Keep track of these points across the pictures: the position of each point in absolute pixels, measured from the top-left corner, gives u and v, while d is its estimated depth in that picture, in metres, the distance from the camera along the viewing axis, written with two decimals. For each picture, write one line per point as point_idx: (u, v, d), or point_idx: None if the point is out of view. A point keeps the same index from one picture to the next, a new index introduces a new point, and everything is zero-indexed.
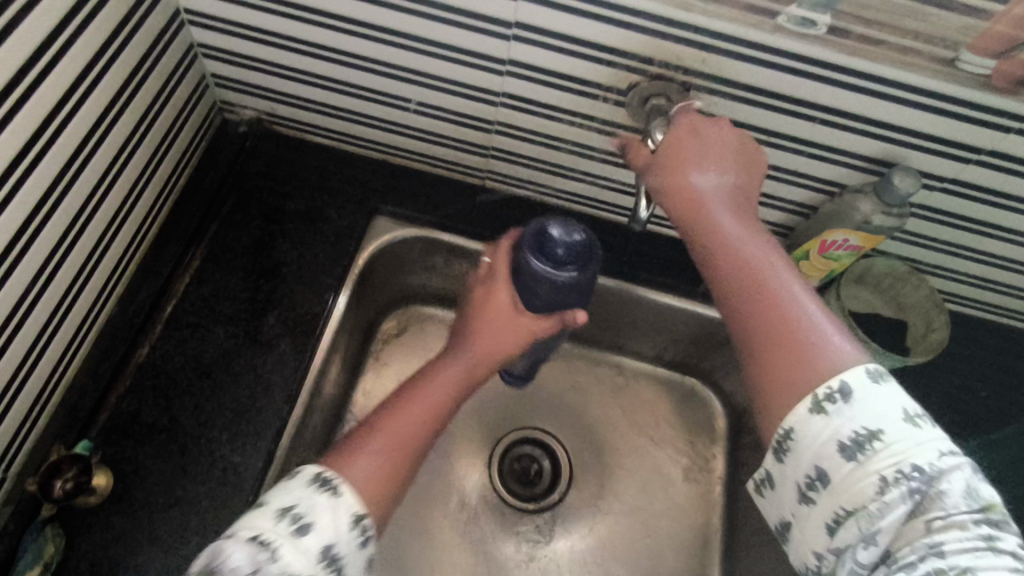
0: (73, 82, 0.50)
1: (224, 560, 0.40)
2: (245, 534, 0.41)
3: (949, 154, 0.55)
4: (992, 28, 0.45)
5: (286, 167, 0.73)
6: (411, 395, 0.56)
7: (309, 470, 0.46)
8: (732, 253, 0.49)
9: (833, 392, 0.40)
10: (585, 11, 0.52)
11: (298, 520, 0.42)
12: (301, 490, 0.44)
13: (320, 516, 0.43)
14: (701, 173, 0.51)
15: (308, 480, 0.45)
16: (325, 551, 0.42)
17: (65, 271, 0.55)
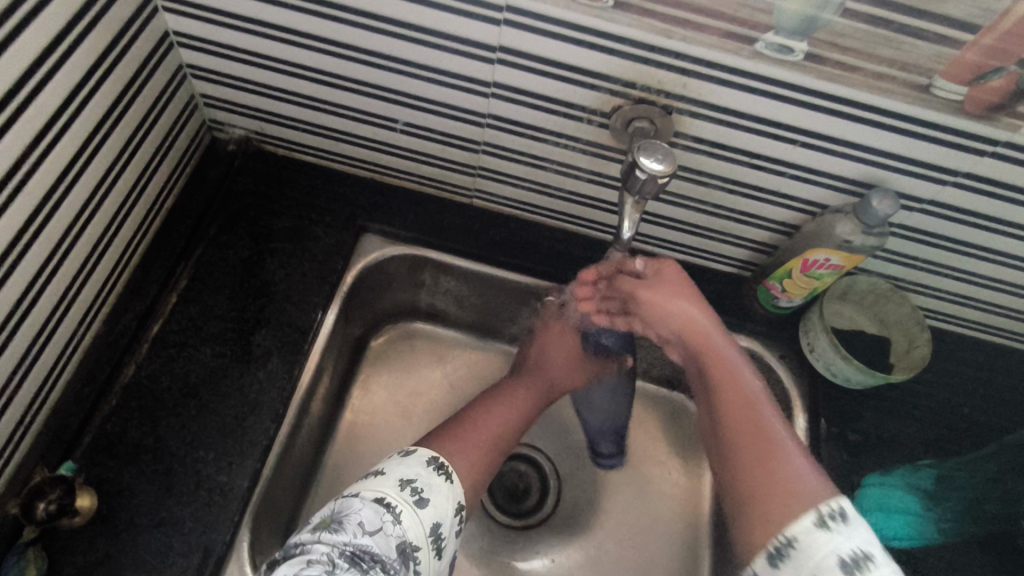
0: (61, 106, 0.50)
1: (352, 516, 0.49)
2: (372, 496, 0.50)
3: (927, 176, 0.56)
4: (963, 56, 0.46)
5: (274, 185, 0.74)
6: (493, 404, 0.67)
7: (428, 452, 0.57)
8: (742, 414, 0.55)
9: (835, 512, 0.46)
10: (569, 36, 0.52)
11: (416, 493, 0.52)
12: (422, 470, 0.54)
13: (432, 496, 0.53)
14: (716, 339, 0.60)
15: (427, 462, 0.55)
16: (433, 525, 0.51)
17: (51, 292, 0.55)
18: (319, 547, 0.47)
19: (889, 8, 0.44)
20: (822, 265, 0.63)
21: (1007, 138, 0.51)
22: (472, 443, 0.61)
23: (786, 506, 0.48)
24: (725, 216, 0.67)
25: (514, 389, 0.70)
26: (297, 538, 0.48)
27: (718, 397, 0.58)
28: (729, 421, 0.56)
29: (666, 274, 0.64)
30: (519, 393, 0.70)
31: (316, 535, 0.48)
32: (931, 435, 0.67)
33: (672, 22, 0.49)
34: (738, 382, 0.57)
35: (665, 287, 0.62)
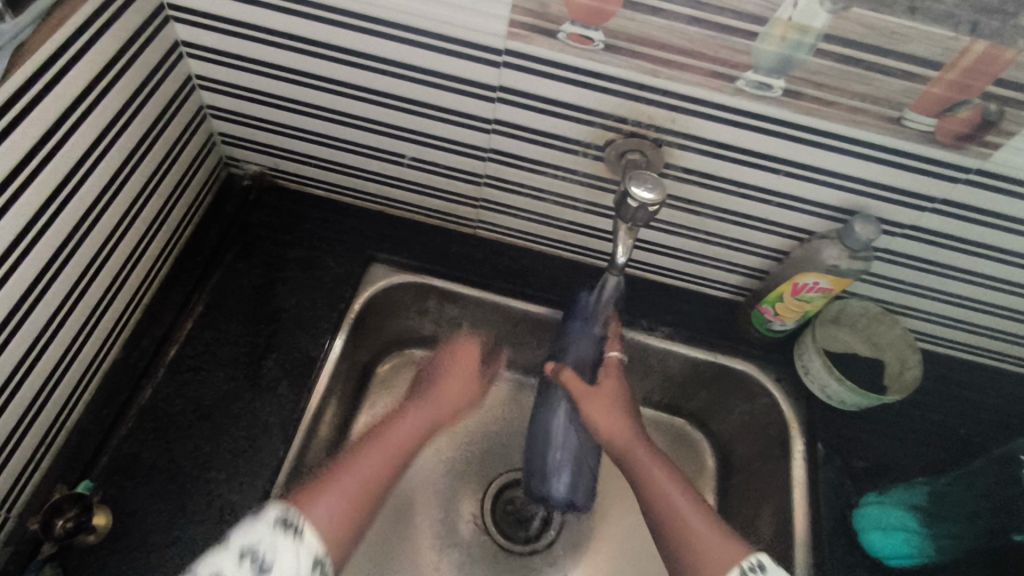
0: (90, 146, 0.54)
1: None
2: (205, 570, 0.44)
3: (905, 203, 0.59)
4: (930, 90, 0.49)
5: (286, 217, 0.77)
6: (389, 437, 0.60)
7: (275, 509, 0.48)
8: (661, 487, 0.60)
9: (755, 565, 0.52)
10: (562, 76, 0.56)
11: (258, 562, 0.45)
12: (263, 528, 0.47)
13: (279, 557, 0.46)
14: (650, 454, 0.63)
15: (270, 524, 0.47)
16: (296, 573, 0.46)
17: (74, 318, 0.58)
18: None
19: (857, 48, 0.48)
20: (811, 289, 0.65)
21: (979, 166, 0.54)
22: (350, 518, 0.52)
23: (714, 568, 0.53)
24: (718, 243, 0.69)
25: (420, 424, 0.63)
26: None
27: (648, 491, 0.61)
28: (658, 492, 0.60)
29: (609, 379, 0.67)
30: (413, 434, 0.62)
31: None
32: (925, 457, 0.69)
33: (658, 63, 0.53)
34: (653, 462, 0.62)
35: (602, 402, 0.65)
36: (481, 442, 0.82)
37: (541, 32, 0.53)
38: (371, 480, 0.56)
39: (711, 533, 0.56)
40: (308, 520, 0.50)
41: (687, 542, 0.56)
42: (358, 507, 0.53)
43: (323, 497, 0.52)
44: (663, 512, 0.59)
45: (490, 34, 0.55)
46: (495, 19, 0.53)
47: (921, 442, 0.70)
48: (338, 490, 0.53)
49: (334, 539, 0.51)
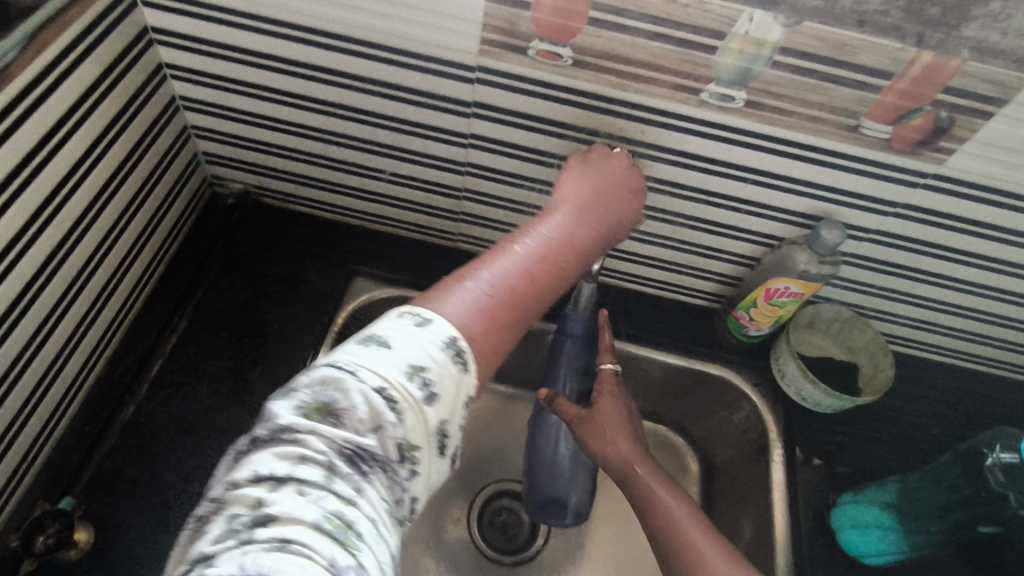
0: (73, 166, 0.55)
1: (345, 410, 0.40)
2: (370, 382, 0.41)
3: (868, 208, 0.61)
4: (882, 99, 0.52)
5: (270, 234, 0.78)
6: (553, 250, 0.56)
7: (447, 329, 0.45)
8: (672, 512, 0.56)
9: None
10: (534, 91, 0.58)
11: (426, 386, 0.42)
12: (428, 332, 0.45)
13: (445, 388, 0.43)
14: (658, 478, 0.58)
15: (442, 342, 0.45)
16: (440, 423, 0.43)
17: (58, 334, 0.59)
18: (317, 442, 0.39)
19: (811, 60, 0.50)
20: (783, 293, 0.67)
21: (935, 171, 0.56)
22: (506, 311, 0.50)
23: None
24: (693, 251, 0.71)
25: (563, 235, 0.57)
26: (291, 403, 0.40)
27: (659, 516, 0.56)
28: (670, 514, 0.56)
29: (611, 395, 0.63)
30: (563, 253, 0.56)
31: (309, 423, 0.40)
32: (900, 457, 0.70)
33: (624, 77, 0.55)
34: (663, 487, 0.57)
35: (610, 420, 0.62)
36: (467, 454, 0.82)
37: (512, 49, 0.55)
38: (517, 276, 0.52)
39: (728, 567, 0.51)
40: (471, 352, 0.46)
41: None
42: (502, 304, 0.50)
43: (463, 294, 0.49)
44: (673, 542, 0.54)
45: (463, 52, 0.57)
46: (467, 37, 0.55)
47: (897, 443, 0.71)
48: (474, 288, 0.50)
49: (480, 347, 0.47)
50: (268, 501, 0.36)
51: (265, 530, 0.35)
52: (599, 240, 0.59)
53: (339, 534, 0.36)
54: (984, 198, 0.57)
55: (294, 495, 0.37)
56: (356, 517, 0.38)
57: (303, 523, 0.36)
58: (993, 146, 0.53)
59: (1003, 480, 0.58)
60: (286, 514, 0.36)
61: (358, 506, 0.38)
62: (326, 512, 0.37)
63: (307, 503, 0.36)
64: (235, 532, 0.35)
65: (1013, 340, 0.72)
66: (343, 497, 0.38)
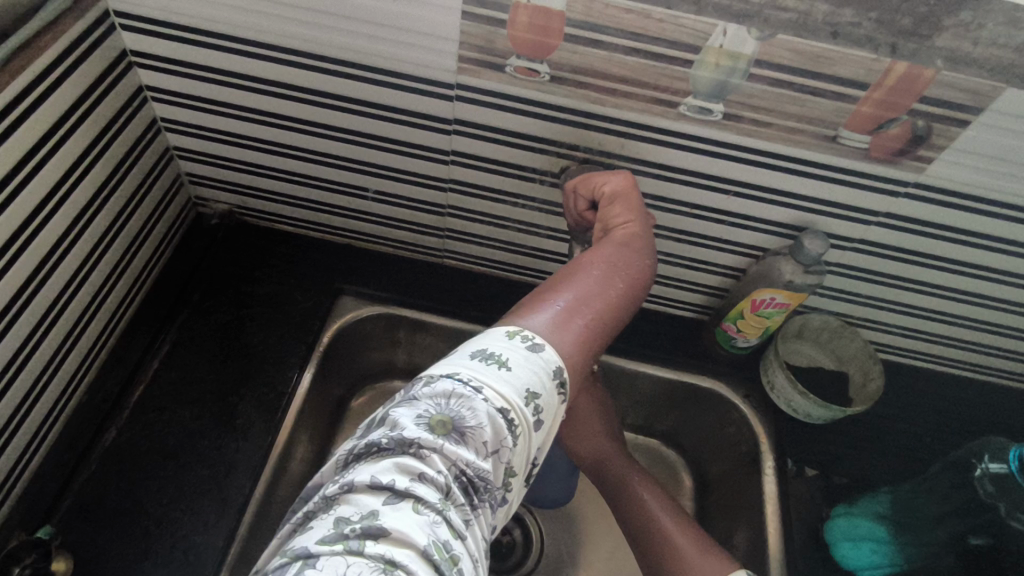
0: (51, 190, 0.55)
1: (466, 428, 0.40)
2: (495, 403, 0.41)
3: (851, 217, 0.61)
4: (859, 109, 0.52)
5: (255, 253, 0.78)
6: (617, 288, 0.53)
7: (554, 358, 0.45)
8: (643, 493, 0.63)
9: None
10: (513, 107, 0.58)
11: (536, 413, 0.43)
12: (540, 359, 0.45)
13: (546, 416, 0.44)
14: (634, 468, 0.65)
15: (553, 370, 0.45)
16: (535, 452, 0.44)
17: (37, 359, 0.58)
18: (440, 461, 0.39)
19: (786, 72, 0.50)
20: (769, 305, 0.66)
21: (915, 180, 0.56)
22: (594, 333, 0.50)
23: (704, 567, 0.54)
24: (679, 263, 0.71)
25: (608, 270, 0.53)
26: (415, 413, 0.41)
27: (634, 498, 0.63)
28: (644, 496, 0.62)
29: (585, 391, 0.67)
30: (600, 278, 0.52)
31: (434, 439, 0.40)
32: (894, 468, 0.70)
33: (602, 92, 0.55)
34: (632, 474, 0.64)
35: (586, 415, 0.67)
36: None
37: (490, 66, 0.55)
38: (598, 297, 0.51)
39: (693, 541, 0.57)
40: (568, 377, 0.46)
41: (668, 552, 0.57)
42: (592, 327, 0.50)
43: (554, 314, 0.48)
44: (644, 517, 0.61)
45: (442, 70, 0.57)
46: (445, 55, 0.55)
47: (890, 453, 0.71)
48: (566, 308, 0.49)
49: (574, 368, 0.47)
50: (384, 513, 0.36)
51: (375, 545, 0.35)
52: (631, 259, 0.55)
53: (444, 566, 0.35)
54: (966, 205, 0.57)
55: (411, 514, 0.36)
56: (462, 548, 0.37)
57: (414, 546, 0.35)
58: (971, 153, 0.53)
59: (992, 490, 0.59)
60: (400, 532, 0.36)
61: (464, 540, 0.38)
62: (435, 540, 0.36)
63: (423, 524, 0.36)
64: (346, 538, 0.35)
65: (1001, 346, 0.71)
66: (454, 525, 0.38)
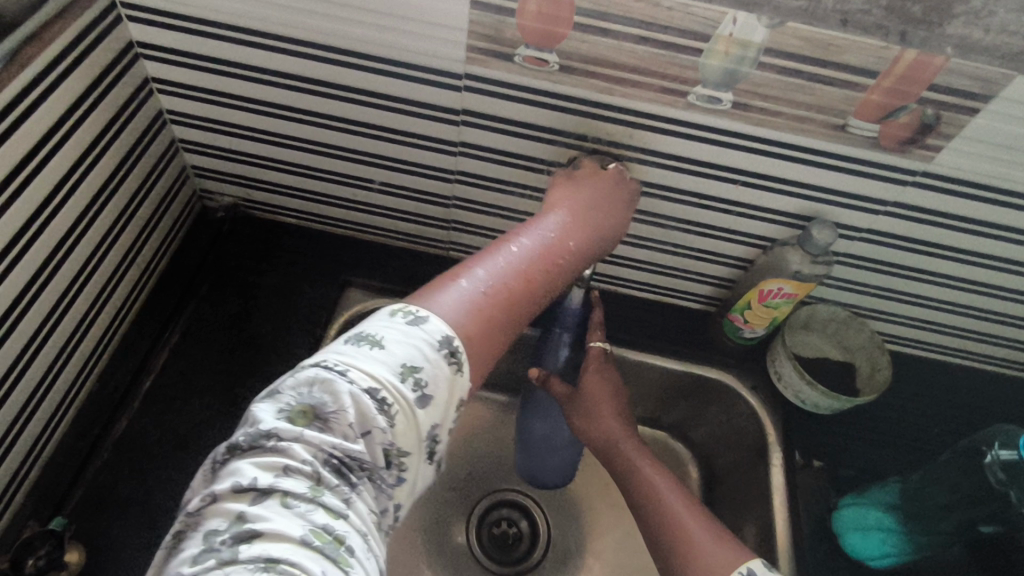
0: (60, 180, 0.55)
1: (337, 415, 0.39)
2: (362, 383, 0.40)
3: (860, 207, 0.61)
4: (869, 98, 0.52)
5: (262, 246, 0.78)
6: (530, 267, 0.53)
7: (441, 328, 0.44)
8: (652, 478, 0.61)
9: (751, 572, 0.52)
10: (521, 97, 0.58)
11: (420, 387, 0.42)
12: (423, 331, 0.44)
13: (438, 389, 0.43)
14: (644, 453, 0.64)
15: (437, 341, 0.43)
16: (431, 428, 0.43)
17: (47, 350, 0.58)
18: (305, 452, 0.38)
19: (796, 60, 0.50)
20: (777, 295, 0.67)
21: (924, 168, 0.56)
22: (501, 309, 0.49)
23: (712, 552, 0.54)
24: (685, 254, 0.71)
25: (525, 250, 0.53)
26: (276, 407, 0.40)
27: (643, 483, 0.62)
28: (653, 481, 0.61)
29: (598, 374, 0.68)
30: (537, 252, 0.54)
31: (294, 430, 0.39)
32: (902, 457, 0.70)
33: (611, 81, 0.55)
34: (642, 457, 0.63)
35: (598, 398, 0.66)
36: (466, 465, 0.81)
37: (498, 56, 0.55)
38: (506, 273, 0.51)
39: (701, 526, 0.56)
40: (467, 351, 0.45)
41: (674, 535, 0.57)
42: (497, 301, 0.49)
43: (457, 292, 0.47)
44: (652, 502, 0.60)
45: (450, 60, 0.57)
46: (454, 45, 0.55)
47: (897, 443, 0.71)
48: (470, 285, 0.48)
49: (475, 344, 0.46)
50: (253, 516, 0.35)
51: (249, 548, 0.34)
52: (569, 233, 0.57)
53: (327, 548, 0.35)
54: (974, 194, 0.57)
55: (280, 509, 0.36)
56: (345, 529, 0.37)
57: (290, 539, 0.35)
58: (981, 142, 0.53)
59: (1004, 478, 0.59)
60: (273, 531, 0.35)
61: (347, 519, 0.38)
62: (314, 527, 0.36)
63: (294, 516, 0.36)
64: (215, 551, 0.34)
65: (1009, 336, 0.71)
66: (332, 510, 0.37)
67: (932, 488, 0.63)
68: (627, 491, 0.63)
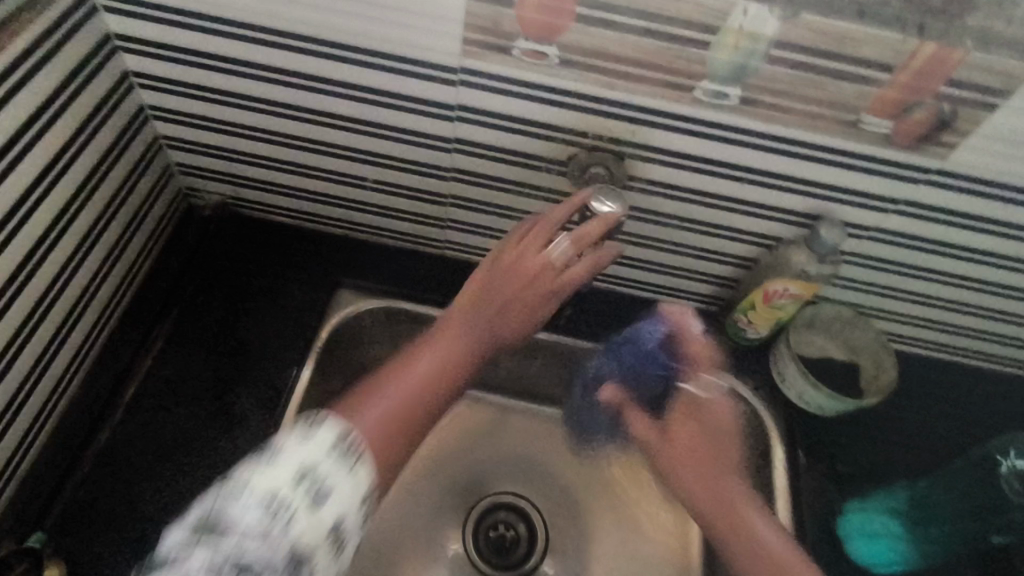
0: (33, 182, 0.52)
1: (230, 521, 0.38)
2: (252, 489, 0.39)
3: (869, 206, 0.59)
4: (883, 93, 0.50)
5: (249, 245, 0.75)
6: (449, 370, 0.52)
7: (334, 432, 0.42)
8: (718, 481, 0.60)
9: None
10: (519, 93, 0.56)
11: (316, 486, 0.39)
12: (316, 442, 0.41)
13: (338, 487, 0.40)
14: None
15: (328, 445, 0.42)
16: (340, 524, 0.40)
17: (24, 359, 0.56)
18: (196, 561, 0.37)
19: (809, 54, 0.48)
20: (782, 295, 0.65)
21: (937, 166, 0.54)
22: (410, 419, 0.48)
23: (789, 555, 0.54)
24: (689, 253, 0.69)
25: (445, 354, 0.53)
26: (181, 522, 0.39)
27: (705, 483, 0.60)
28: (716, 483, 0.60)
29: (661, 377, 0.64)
30: (455, 355, 0.53)
31: (191, 542, 0.38)
32: (907, 460, 0.69)
33: (613, 76, 0.53)
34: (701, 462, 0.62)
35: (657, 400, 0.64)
36: (461, 468, 0.79)
37: (495, 49, 0.53)
38: (419, 386, 0.51)
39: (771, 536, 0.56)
40: (368, 453, 0.43)
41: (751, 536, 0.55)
42: (406, 415, 0.48)
43: (368, 407, 0.47)
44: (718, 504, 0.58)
45: (445, 53, 0.54)
46: (448, 37, 0.53)
47: (901, 445, 0.69)
48: (384, 399, 0.48)
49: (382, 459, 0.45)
50: None
51: None
52: (476, 329, 0.54)
53: None
54: (988, 193, 0.56)
55: None
56: None
57: None
58: (997, 139, 0.51)
59: (1020, 488, 0.57)
60: None
61: None
62: None
63: None
64: None
65: (1016, 337, 0.70)
66: None
67: (939, 493, 0.63)
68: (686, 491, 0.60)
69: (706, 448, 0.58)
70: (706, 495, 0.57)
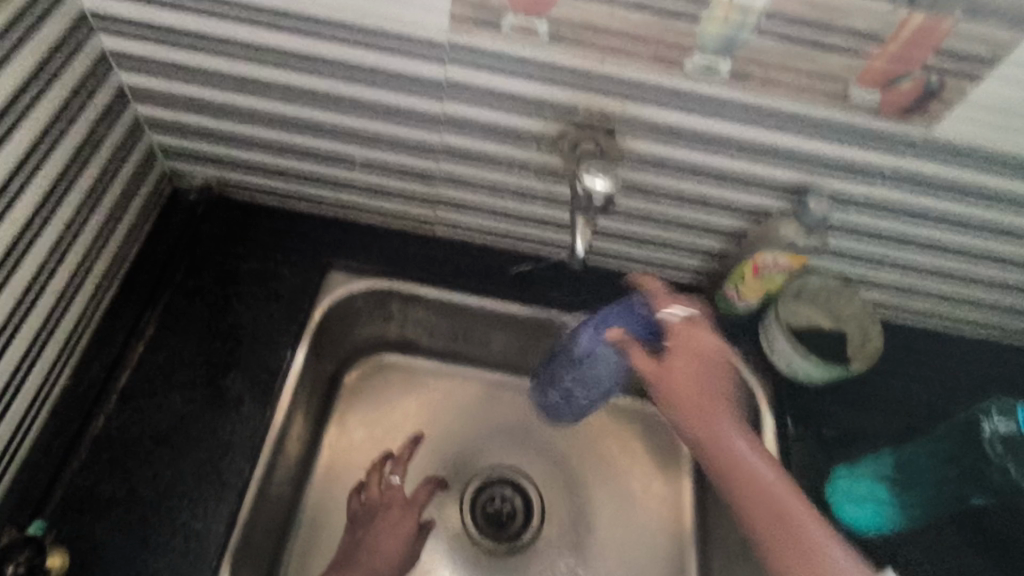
0: (18, 164, 0.51)
1: None
2: None
3: (855, 177, 0.60)
4: (872, 64, 0.50)
5: (238, 228, 0.74)
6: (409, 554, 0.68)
7: None
8: (722, 408, 0.60)
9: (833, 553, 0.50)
10: (509, 69, 0.55)
11: None
12: None
13: None
14: (724, 379, 0.62)
15: None
16: None
17: (15, 349, 0.55)
18: None
19: (798, 26, 0.48)
20: (771, 268, 0.65)
21: (924, 136, 0.55)
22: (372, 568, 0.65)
23: (776, 503, 0.53)
24: (678, 228, 0.69)
25: (405, 553, 0.68)
26: None
27: (697, 393, 0.60)
28: (703, 399, 0.60)
29: (681, 332, 0.63)
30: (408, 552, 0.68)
31: None
32: (892, 425, 0.70)
33: (604, 50, 0.52)
34: (710, 379, 0.61)
35: (686, 335, 0.63)
36: (456, 445, 0.80)
37: (485, 24, 0.52)
38: (381, 538, 0.67)
39: (779, 484, 0.54)
40: None
41: (740, 484, 0.55)
42: (368, 558, 0.65)
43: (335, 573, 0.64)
44: (712, 439, 0.58)
45: (434, 29, 0.53)
46: (436, 12, 0.52)
47: (887, 409, 0.71)
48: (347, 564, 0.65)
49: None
50: None
51: None
52: (405, 525, 0.69)
53: None
54: (974, 162, 0.56)
55: None
56: None
57: None
58: (983, 109, 0.52)
59: (1002, 451, 0.59)
60: None
61: None
62: None
63: None
64: None
65: (998, 302, 0.72)
66: None
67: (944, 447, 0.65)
68: (675, 403, 0.61)
69: (701, 375, 0.61)
70: (695, 420, 0.60)
